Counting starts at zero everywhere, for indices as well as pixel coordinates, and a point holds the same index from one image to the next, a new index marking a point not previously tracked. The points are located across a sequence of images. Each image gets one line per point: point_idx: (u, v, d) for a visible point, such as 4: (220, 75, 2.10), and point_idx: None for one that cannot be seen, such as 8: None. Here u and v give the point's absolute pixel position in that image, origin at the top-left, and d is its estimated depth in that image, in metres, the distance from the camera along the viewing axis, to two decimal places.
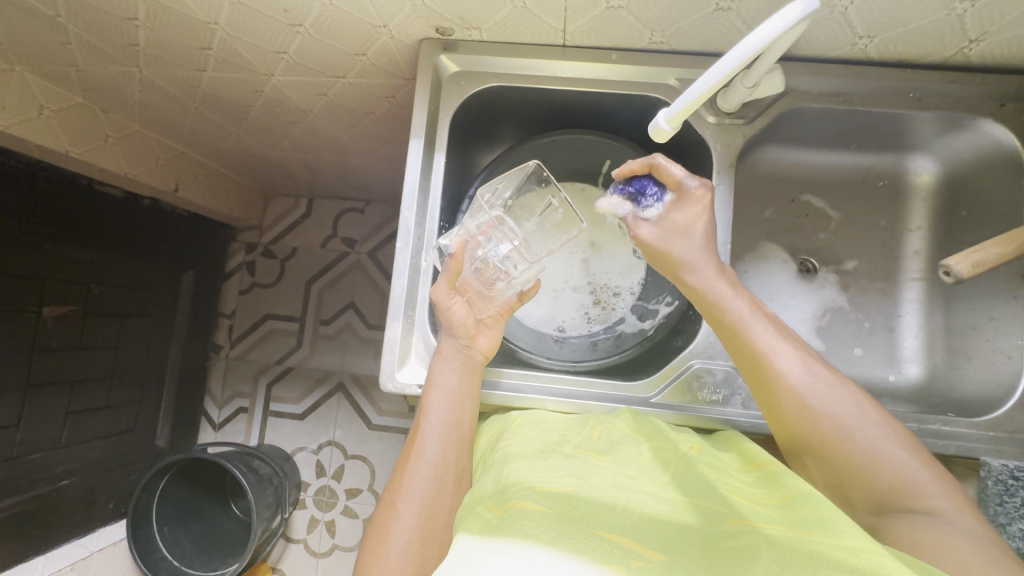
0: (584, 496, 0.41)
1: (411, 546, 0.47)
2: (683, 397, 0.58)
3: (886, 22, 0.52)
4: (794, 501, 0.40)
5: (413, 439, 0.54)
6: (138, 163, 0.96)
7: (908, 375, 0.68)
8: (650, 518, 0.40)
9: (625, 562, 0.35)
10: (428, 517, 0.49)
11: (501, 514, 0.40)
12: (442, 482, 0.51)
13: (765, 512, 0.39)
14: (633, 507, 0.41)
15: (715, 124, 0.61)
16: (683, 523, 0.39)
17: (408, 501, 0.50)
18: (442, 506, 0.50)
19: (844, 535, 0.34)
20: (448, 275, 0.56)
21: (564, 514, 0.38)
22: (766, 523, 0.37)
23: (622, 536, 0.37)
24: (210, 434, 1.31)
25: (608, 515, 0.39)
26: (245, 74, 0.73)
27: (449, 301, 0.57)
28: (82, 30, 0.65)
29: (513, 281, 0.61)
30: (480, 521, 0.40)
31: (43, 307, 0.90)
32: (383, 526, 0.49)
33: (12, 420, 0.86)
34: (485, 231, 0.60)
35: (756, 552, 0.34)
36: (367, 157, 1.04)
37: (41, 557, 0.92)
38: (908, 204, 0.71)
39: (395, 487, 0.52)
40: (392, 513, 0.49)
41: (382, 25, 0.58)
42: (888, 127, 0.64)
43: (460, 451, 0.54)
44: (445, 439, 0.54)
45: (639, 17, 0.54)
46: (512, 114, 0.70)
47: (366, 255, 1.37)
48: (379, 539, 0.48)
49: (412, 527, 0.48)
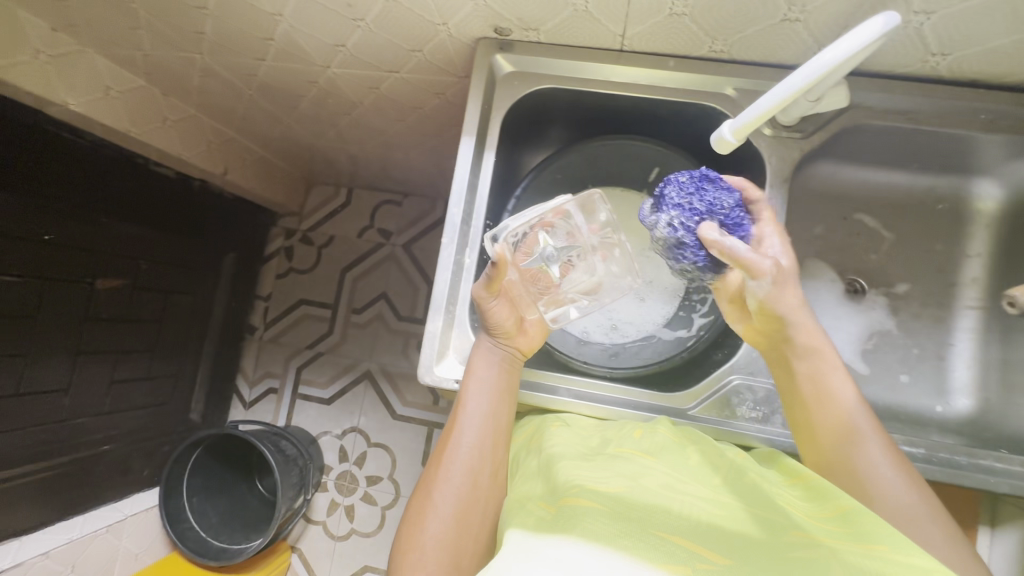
0: (637, 497, 0.41)
1: (446, 536, 0.48)
2: (721, 411, 0.57)
3: (962, 40, 0.50)
4: (849, 512, 0.40)
5: (449, 431, 0.55)
6: (193, 146, 1.00)
7: (956, 407, 0.65)
8: (705, 522, 0.39)
9: (689, 564, 0.35)
10: (465, 509, 0.50)
11: (555, 512, 0.39)
12: (479, 474, 0.52)
13: (818, 525, 0.39)
14: (688, 510, 0.40)
15: (772, 137, 0.60)
16: (738, 530, 0.39)
17: (444, 491, 0.51)
18: (477, 498, 0.51)
19: (910, 553, 0.35)
20: (488, 280, 0.55)
21: (621, 514, 0.38)
22: (822, 535, 0.38)
23: (681, 537, 0.37)
24: (241, 412, 1.35)
25: (664, 518, 0.39)
26: (301, 65, 0.75)
27: (489, 303, 0.56)
28: (152, 17, 0.68)
29: (572, 284, 0.62)
30: (533, 517, 0.40)
31: (97, 278, 0.94)
32: (419, 515, 0.50)
33: (63, 383, 0.91)
34: (552, 220, 0.60)
35: (824, 566, 0.34)
36: (411, 151, 1.05)
37: (81, 516, 0.97)
38: (968, 229, 0.68)
39: (431, 476, 0.53)
40: (429, 502, 0.51)
41: (442, 22, 0.59)
42: (953, 150, 0.62)
43: (497, 443, 0.55)
44: (483, 431, 0.54)
45: (702, 24, 0.54)
46: (563, 115, 0.70)
47: (401, 247, 1.38)
48: (416, 525, 0.49)
49: (448, 517, 0.49)
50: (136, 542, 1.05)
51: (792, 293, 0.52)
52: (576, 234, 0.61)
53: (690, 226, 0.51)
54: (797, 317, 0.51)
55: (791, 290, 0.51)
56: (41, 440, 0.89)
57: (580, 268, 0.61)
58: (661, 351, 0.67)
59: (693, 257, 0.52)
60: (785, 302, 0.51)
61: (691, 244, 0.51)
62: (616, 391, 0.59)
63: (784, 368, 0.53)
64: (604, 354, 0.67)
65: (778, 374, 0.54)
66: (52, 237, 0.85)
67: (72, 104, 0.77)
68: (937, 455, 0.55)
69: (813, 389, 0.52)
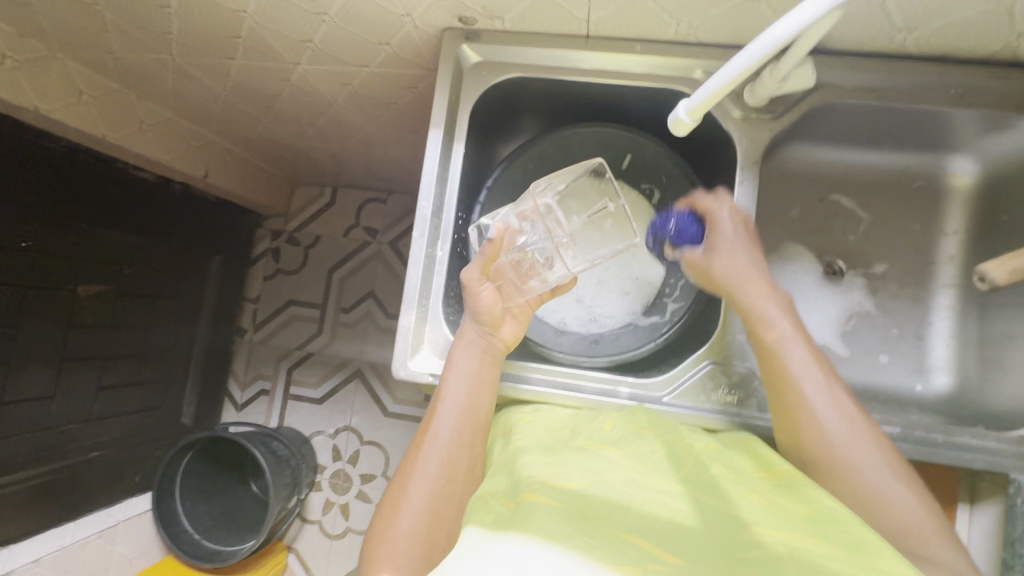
0: (598, 492, 0.40)
1: (420, 529, 0.48)
2: (698, 397, 0.57)
3: (927, 14, 0.50)
4: (821, 514, 0.39)
5: (427, 422, 0.55)
6: (171, 149, 0.99)
7: (936, 386, 0.65)
8: (665, 519, 0.39)
9: (644, 563, 0.34)
10: (438, 502, 0.50)
11: (514, 507, 0.39)
12: (455, 468, 0.52)
13: (785, 522, 0.39)
14: (651, 507, 0.40)
15: (741, 119, 0.60)
16: (699, 526, 0.38)
17: (419, 483, 0.51)
18: (453, 491, 0.51)
19: (873, 559, 0.34)
20: (483, 261, 0.55)
21: (578, 510, 0.38)
22: (784, 534, 0.37)
23: (639, 535, 0.37)
24: (233, 414, 1.35)
25: (623, 514, 0.39)
26: (273, 63, 0.74)
27: (478, 287, 0.56)
28: (119, 18, 0.67)
29: (550, 276, 0.60)
30: (493, 515, 0.40)
31: (78, 285, 0.94)
32: (392, 507, 0.50)
33: (48, 391, 0.91)
34: (530, 217, 0.60)
35: (781, 569, 0.33)
36: (391, 147, 1.04)
37: (73, 523, 0.96)
38: (944, 207, 0.68)
39: (407, 468, 0.53)
40: (403, 495, 0.50)
41: (405, 14, 0.58)
42: (925, 127, 0.61)
43: (475, 437, 0.54)
44: (461, 424, 0.54)
45: (665, 7, 0.53)
46: (534, 104, 0.70)
47: (387, 245, 1.38)
48: (389, 518, 0.49)
49: (422, 509, 0.49)
50: (129, 547, 1.06)
51: (743, 261, 0.54)
52: (556, 229, 0.60)
53: None
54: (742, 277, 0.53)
55: (741, 265, 0.54)
56: (29, 447, 0.88)
57: (564, 258, 0.60)
58: (639, 338, 0.66)
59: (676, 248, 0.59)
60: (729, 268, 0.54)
61: None
62: (592, 381, 0.59)
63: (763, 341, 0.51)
64: (582, 343, 0.67)
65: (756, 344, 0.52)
66: (29, 244, 0.84)
67: (43, 109, 0.76)
68: (914, 434, 0.55)
69: (798, 365, 0.49)
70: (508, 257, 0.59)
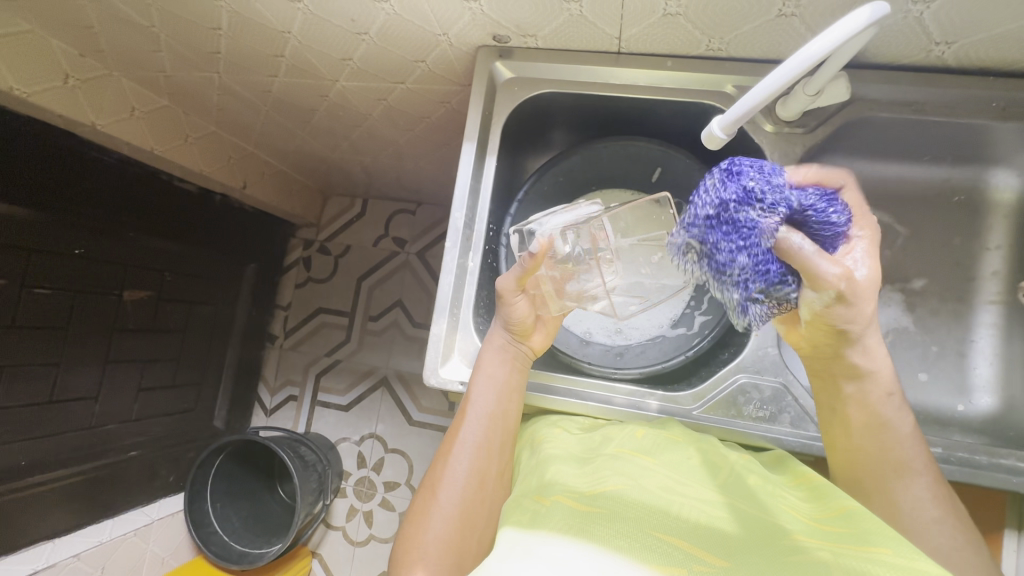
0: (635, 497, 0.40)
1: (450, 535, 0.49)
2: (728, 411, 0.57)
3: (967, 27, 0.49)
4: (856, 516, 0.38)
5: (456, 428, 0.55)
6: (214, 162, 1.04)
7: (979, 406, 0.63)
8: (704, 524, 0.38)
9: (687, 564, 0.34)
10: (469, 509, 0.50)
11: (551, 508, 0.40)
12: (485, 475, 0.52)
13: (824, 529, 0.38)
14: (688, 513, 0.39)
15: (773, 133, 0.60)
16: (740, 530, 0.38)
17: (449, 490, 0.51)
18: (482, 498, 0.51)
19: (918, 559, 0.33)
20: (519, 272, 0.55)
21: (616, 513, 0.38)
22: (827, 541, 0.36)
23: (680, 538, 0.36)
24: (263, 419, 1.38)
25: (660, 517, 0.38)
26: (313, 80, 0.78)
27: (513, 298, 0.57)
28: (172, 39, 0.72)
29: (593, 288, 0.59)
30: (529, 514, 0.40)
31: (124, 291, 0.99)
32: (423, 512, 0.51)
33: (93, 391, 0.95)
34: (573, 226, 0.57)
35: (827, 569, 0.32)
36: (422, 160, 1.07)
37: (110, 520, 1.00)
38: (987, 221, 0.66)
39: (436, 475, 0.53)
40: (433, 501, 0.51)
41: (442, 32, 0.60)
42: (966, 140, 0.60)
43: (504, 444, 0.55)
44: (489, 430, 0.54)
45: (697, 23, 0.54)
46: (564, 118, 0.71)
47: (415, 256, 1.40)
48: (420, 523, 0.50)
49: (452, 515, 0.50)
50: (162, 546, 1.09)
51: (875, 338, 0.48)
52: (600, 237, 0.58)
53: (756, 253, 0.43)
54: (868, 335, 0.47)
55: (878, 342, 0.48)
56: (73, 445, 0.92)
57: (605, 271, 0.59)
58: (665, 351, 0.66)
59: (733, 288, 0.44)
60: (852, 314, 0.45)
61: (759, 268, 0.43)
62: (621, 392, 0.59)
63: (881, 422, 0.49)
64: (608, 354, 0.67)
65: (869, 418, 0.49)
66: (82, 251, 0.89)
67: (99, 124, 0.81)
68: (956, 455, 0.54)
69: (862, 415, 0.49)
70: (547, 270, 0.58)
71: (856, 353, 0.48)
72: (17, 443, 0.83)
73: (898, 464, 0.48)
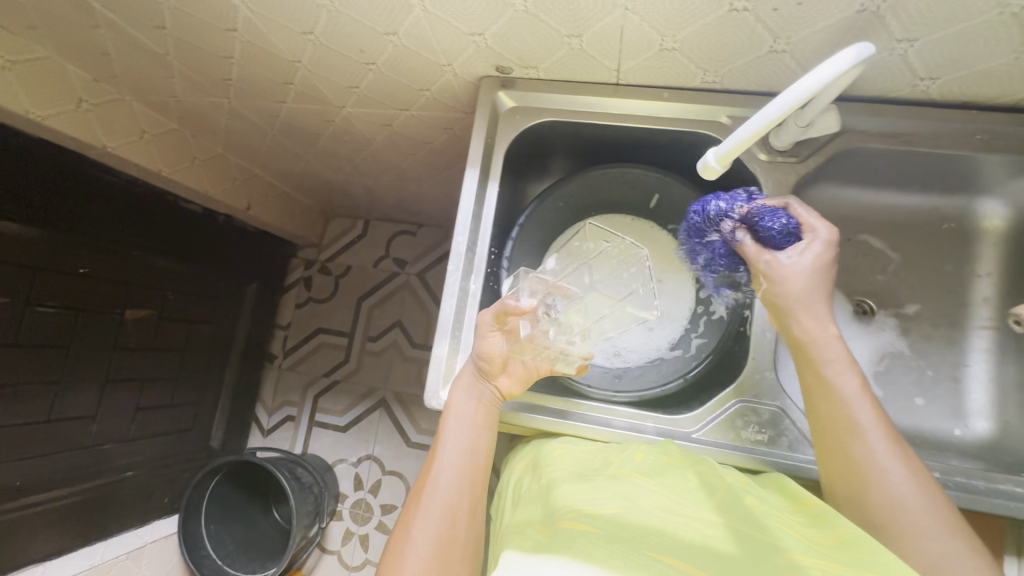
0: (635, 518, 0.41)
1: (424, 575, 0.48)
2: (726, 434, 0.57)
3: (950, 64, 0.52)
4: (854, 542, 0.39)
5: (428, 466, 0.56)
6: (219, 183, 1.06)
7: (976, 431, 0.63)
8: (701, 544, 0.39)
9: None
10: (444, 546, 0.50)
11: (552, 533, 0.40)
12: (458, 512, 0.53)
13: (821, 551, 0.39)
14: (683, 533, 0.40)
15: (767, 162, 0.62)
16: (738, 552, 0.38)
17: (423, 528, 0.51)
18: (456, 537, 0.52)
19: None
20: (497, 309, 0.56)
21: (614, 534, 0.38)
22: (823, 562, 0.37)
23: (677, 558, 0.37)
24: (260, 440, 1.37)
25: (659, 536, 0.39)
26: (320, 106, 0.80)
27: (488, 331, 0.57)
28: (185, 66, 0.74)
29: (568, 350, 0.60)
30: (531, 539, 0.41)
31: (125, 309, 0.99)
32: (397, 552, 0.50)
33: (90, 411, 0.95)
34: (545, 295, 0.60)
35: None
36: (423, 183, 1.09)
37: (103, 542, 0.98)
38: (977, 249, 0.67)
39: (410, 514, 0.53)
40: (407, 540, 0.51)
41: (447, 63, 0.63)
42: (954, 169, 0.62)
43: (477, 478, 0.55)
44: (462, 467, 0.55)
45: (692, 58, 0.56)
46: (564, 146, 0.73)
47: (415, 277, 1.42)
48: (395, 562, 0.49)
49: (427, 553, 0.49)
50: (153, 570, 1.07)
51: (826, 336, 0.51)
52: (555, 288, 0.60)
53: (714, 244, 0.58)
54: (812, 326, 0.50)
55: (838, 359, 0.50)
56: (69, 464, 0.92)
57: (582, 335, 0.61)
58: (664, 373, 0.67)
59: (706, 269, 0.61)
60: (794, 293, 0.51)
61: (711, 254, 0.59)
62: (619, 414, 0.60)
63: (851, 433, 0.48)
64: (607, 376, 0.67)
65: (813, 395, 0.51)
66: (86, 270, 0.90)
67: (109, 146, 0.83)
68: (953, 480, 0.54)
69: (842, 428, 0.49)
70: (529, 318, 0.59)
71: (798, 326, 0.51)
72: (13, 462, 0.82)
73: (840, 423, 0.48)
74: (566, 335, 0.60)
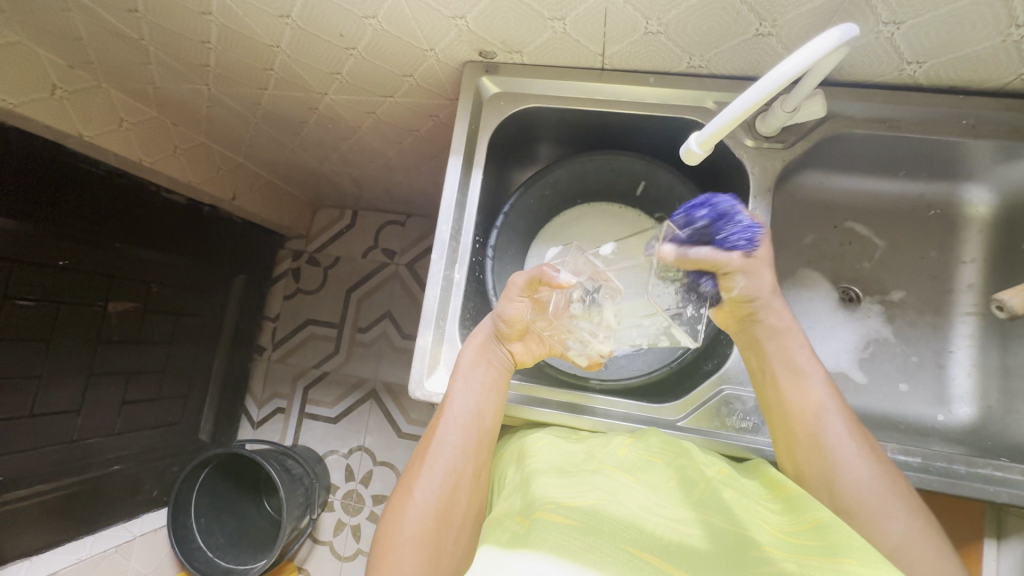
0: (612, 511, 0.41)
1: (425, 534, 0.49)
2: (710, 422, 0.57)
3: (936, 47, 0.51)
4: (827, 527, 0.39)
5: (434, 426, 0.56)
6: (202, 174, 1.04)
7: (959, 416, 0.64)
8: (679, 542, 0.39)
9: None
10: (446, 507, 0.51)
11: (528, 526, 0.40)
12: (461, 474, 0.53)
13: (796, 542, 0.39)
14: (660, 529, 0.40)
15: (754, 148, 0.61)
16: (714, 547, 0.38)
17: (425, 488, 0.51)
18: (457, 498, 0.52)
19: (881, 569, 0.34)
20: (528, 277, 0.56)
21: (592, 526, 0.38)
22: (793, 554, 0.37)
23: (651, 552, 0.37)
24: (250, 432, 1.37)
25: (636, 532, 0.39)
26: (302, 93, 0.78)
27: (514, 299, 0.56)
28: (161, 52, 0.72)
29: (586, 345, 0.59)
30: (507, 533, 0.40)
31: (109, 301, 0.98)
32: (397, 511, 0.51)
33: (75, 404, 0.93)
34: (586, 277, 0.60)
35: None
36: (411, 172, 1.07)
37: (90, 537, 0.98)
38: (962, 234, 0.67)
39: (413, 473, 0.54)
40: (408, 499, 0.51)
41: (429, 48, 0.61)
42: (939, 155, 0.62)
43: (481, 444, 0.55)
44: (467, 429, 0.55)
45: (678, 41, 0.55)
46: (550, 133, 0.72)
47: (404, 267, 1.40)
48: (395, 521, 0.50)
49: (428, 513, 0.50)
50: (143, 563, 1.07)
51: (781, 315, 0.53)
52: (597, 274, 0.60)
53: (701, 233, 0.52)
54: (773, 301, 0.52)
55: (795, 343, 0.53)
56: (53, 459, 0.91)
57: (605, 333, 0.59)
58: (650, 362, 0.67)
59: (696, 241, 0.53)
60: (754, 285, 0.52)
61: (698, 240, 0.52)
62: (605, 403, 0.60)
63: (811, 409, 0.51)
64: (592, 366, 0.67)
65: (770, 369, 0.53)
66: (66, 262, 0.89)
67: (86, 135, 0.81)
68: (934, 465, 0.55)
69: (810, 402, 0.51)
70: (564, 293, 0.59)
71: (765, 317, 0.53)
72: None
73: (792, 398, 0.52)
74: (592, 326, 0.59)
